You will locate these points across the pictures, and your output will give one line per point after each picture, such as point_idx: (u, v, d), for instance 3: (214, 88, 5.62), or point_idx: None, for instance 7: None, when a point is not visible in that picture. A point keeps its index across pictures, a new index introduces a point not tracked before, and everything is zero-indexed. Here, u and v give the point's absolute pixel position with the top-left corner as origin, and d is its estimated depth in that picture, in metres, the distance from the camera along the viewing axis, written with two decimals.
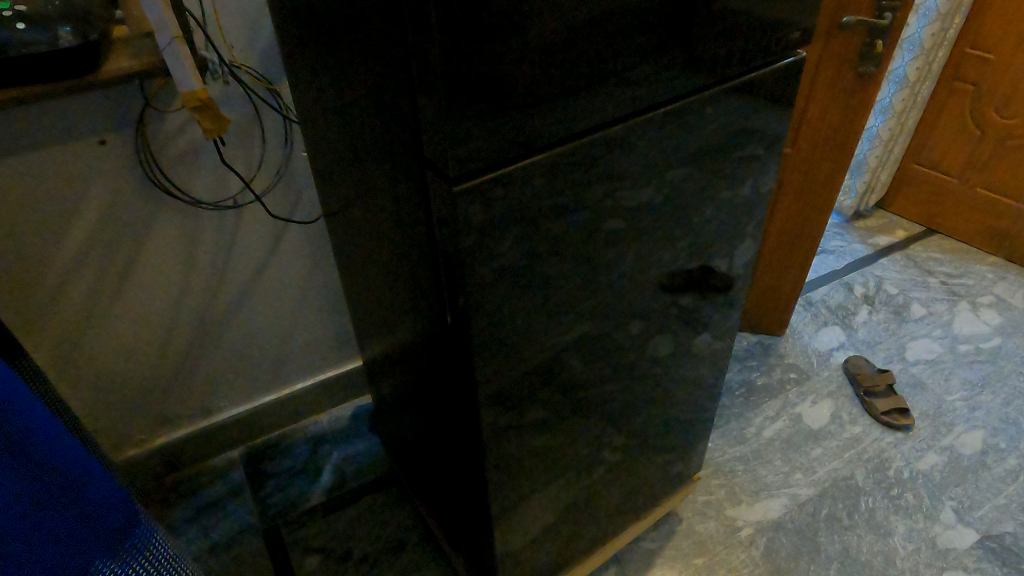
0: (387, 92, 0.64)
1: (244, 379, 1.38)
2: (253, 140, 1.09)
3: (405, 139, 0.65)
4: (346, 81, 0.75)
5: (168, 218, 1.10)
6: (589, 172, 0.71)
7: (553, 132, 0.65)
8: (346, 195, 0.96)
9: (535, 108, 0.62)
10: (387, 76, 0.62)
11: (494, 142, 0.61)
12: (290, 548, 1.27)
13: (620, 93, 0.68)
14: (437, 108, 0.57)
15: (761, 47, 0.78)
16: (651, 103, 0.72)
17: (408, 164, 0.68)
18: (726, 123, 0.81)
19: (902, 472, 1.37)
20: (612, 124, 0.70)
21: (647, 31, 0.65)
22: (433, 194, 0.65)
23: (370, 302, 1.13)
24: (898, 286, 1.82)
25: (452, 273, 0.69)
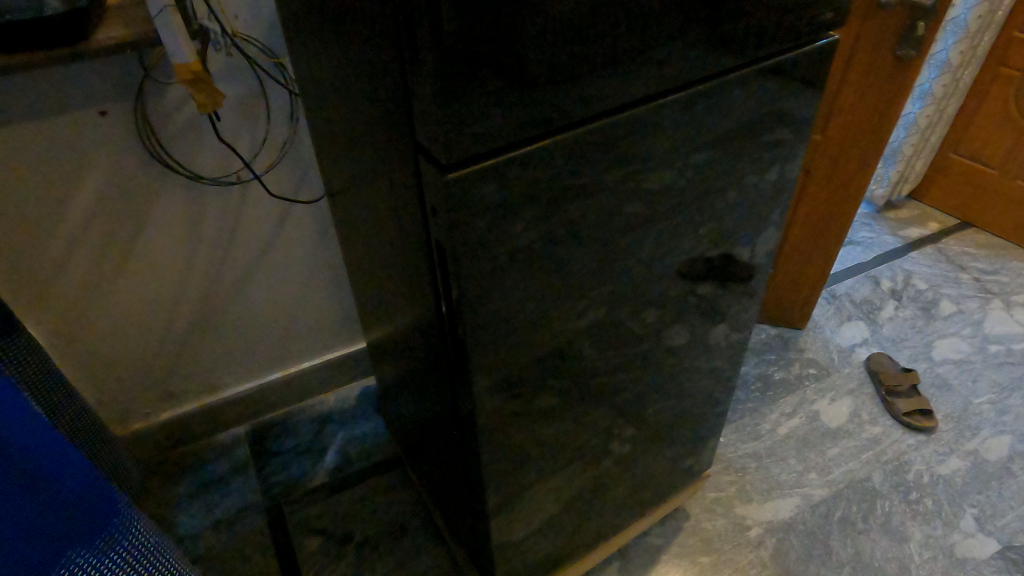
0: (385, 70, 0.60)
1: (251, 357, 1.37)
2: (258, 115, 1.06)
3: (401, 120, 0.62)
4: (344, 56, 0.71)
5: (170, 194, 1.07)
6: (597, 161, 0.66)
7: (558, 119, 0.61)
8: (348, 176, 0.93)
9: (536, 94, 0.57)
10: (383, 51, 0.58)
11: (493, 127, 0.57)
12: (291, 528, 1.27)
13: (634, 78, 0.63)
14: (428, 92, 0.53)
15: (791, 29, 0.72)
16: (667, 88, 0.67)
17: (405, 147, 0.64)
18: (748, 111, 0.76)
19: (922, 476, 1.32)
20: (623, 111, 0.65)
21: (665, 10, 0.60)
22: (427, 182, 0.61)
23: (373, 285, 1.10)
24: (927, 281, 1.75)
25: (448, 265, 0.66)
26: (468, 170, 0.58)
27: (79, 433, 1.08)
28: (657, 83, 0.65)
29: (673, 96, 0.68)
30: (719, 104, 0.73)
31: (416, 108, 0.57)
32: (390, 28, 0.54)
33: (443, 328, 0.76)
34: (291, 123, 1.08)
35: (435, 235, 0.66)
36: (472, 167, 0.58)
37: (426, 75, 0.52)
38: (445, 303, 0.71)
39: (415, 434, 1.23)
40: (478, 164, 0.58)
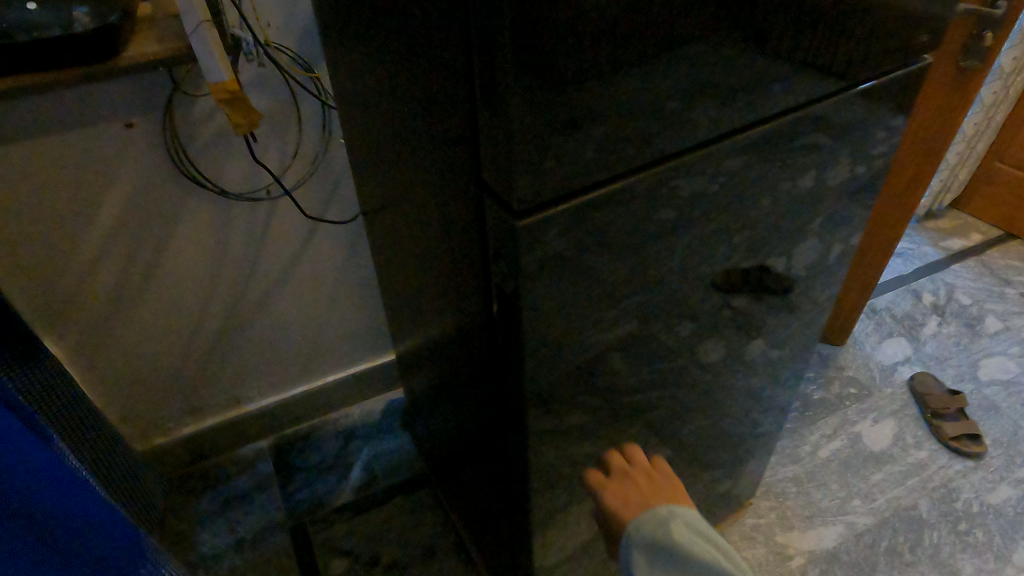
0: (446, 103, 0.56)
1: (277, 371, 1.34)
2: (290, 128, 1.01)
3: (461, 155, 0.57)
4: (391, 77, 0.67)
5: (197, 206, 1.03)
6: (668, 194, 0.61)
7: (631, 156, 0.56)
8: (386, 195, 0.88)
9: (614, 134, 0.53)
10: (446, 82, 0.54)
11: (567, 170, 0.53)
12: (317, 548, 1.23)
13: (710, 108, 0.58)
14: (505, 137, 0.49)
15: (874, 52, 0.67)
16: (743, 119, 0.62)
17: (463, 182, 0.60)
18: (826, 136, 0.70)
19: (971, 505, 1.27)
20: (694, 147, 0.61)
21: (752, 38, 0.55)
22: (491, 223, 0.58)
23: (407, 304, 1.05)
24: (971, 296, 1.69)
25: (509, 306, 0.62)
26: (542, 216, 0.54)
27: (100, 451, 1.05)
28: (733, 113, 0.61)
29: (745, 123, 0.63)
30: (792, 130, 0.67)
31: (485, 146, 0.52)
32: (462, 62, 0.50)
33: (495, 363, 0.71)
34: (324, 136, 1.04)
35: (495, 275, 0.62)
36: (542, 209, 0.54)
37: (504, 118, 0.48)
38: (500, 340, 0.66)
39: (446, 454, 1.19)
40: (548, 208, 0.54)
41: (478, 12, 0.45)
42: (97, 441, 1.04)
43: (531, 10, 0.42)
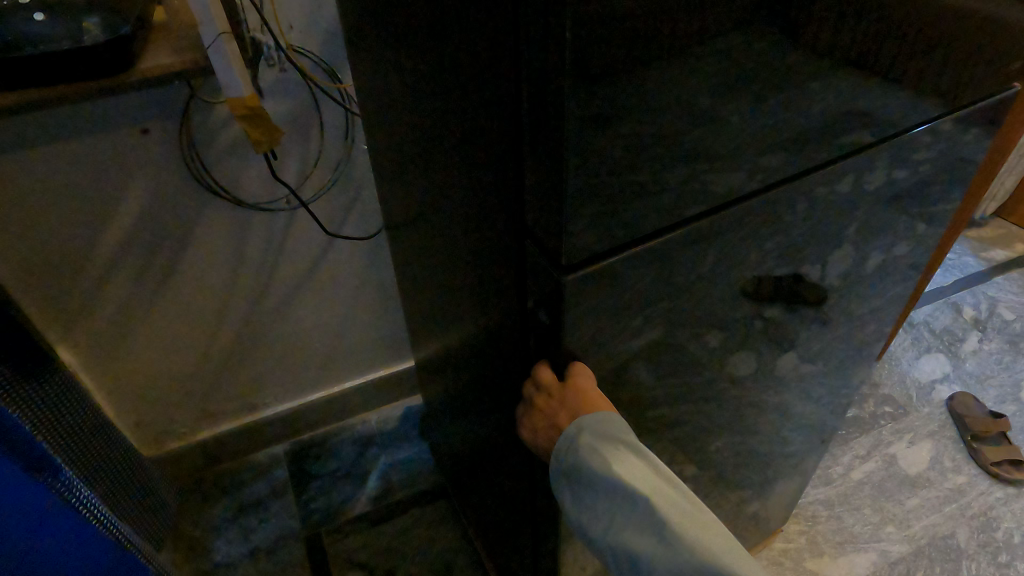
0: (488, 138, 0.51)
1: (296, 377, 1.31)
2: (311, 136, 0.97)
3: (502, 195, 0.53)
4: (423, 99, 0.62)
5: (214, 214, 1.00)
6: (728, 237, 0.56)
7: (690, 205, 0.51)
8: (410, 215, 0.83)
9: (676, 184, 0.48)
10: (490, 117, 0.50)
11: (617, 220, 0.48)
12: (331, 560, 1.20)
13: (780, 154, 0.53)
14: (555, 189, 0.45)
15: (972, 81, 0.60)
16: (817, 155, 0.56)
17: (503, 221, 0.56)
18: (898, 169, 0.64)
19: (1012, 535, 1.21)
20: (764, 189, 0.55)
21: (836, 68, 0.50)
22: (534, 269, 0.54)
23: (429, 319, 1.01)
24: (1015, 311, 1.63)
25: (548, 355, 0.58)
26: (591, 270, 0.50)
27: (112, 460, 1.02)
28: (804, 155, 0.55)
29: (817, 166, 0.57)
30: (868, 165, 0.61)
31: (529, 190, 0.48)
32: (512, 104, 0.46)
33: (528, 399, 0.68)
34: (347, 144, 1.00)
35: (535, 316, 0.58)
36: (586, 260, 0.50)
37: (553, 168, 0.43)
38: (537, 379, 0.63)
39: (464, 471, 1.15)
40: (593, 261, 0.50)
41: (532, 54, 0.40)
42: (106, 451, 1.01)
43: (592, 62, 0.38)
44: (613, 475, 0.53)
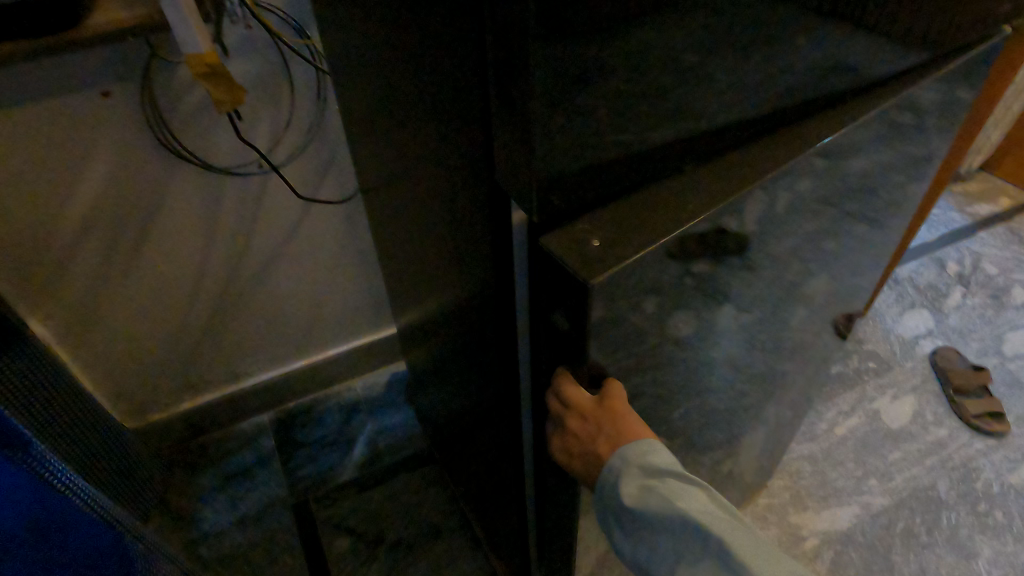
0: (456, 96, 0.49)
1: (278, 346, 1.29)
2: (281, 96, 0.94)
3: (472, 157, 0.51)
4: (389, 53, 0.60)
5: (185, 180, 0.97)
6: None
7: (667, 160, 0.49)
8: (384, 178, 0.81)
9: (653, 135, 0.45)
10: (457, 71, 0.47)
11: (593, 184, 0.45)
12: (320, 526, 1.20)
13: (759, 107, 0.51)
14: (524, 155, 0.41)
15: (953, 24, 0.59)
16: (799, 104, 0.54)
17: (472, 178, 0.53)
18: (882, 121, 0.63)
19: (991, 486, 1.23)
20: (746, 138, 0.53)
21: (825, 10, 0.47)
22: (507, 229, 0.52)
23: (408, 285, 1.00)
24: (998, 266, 1.63)
25: (527, 318, 0.57)
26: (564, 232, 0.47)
27: (91, 433, 1.01)
28: (783, 106, 0.53)
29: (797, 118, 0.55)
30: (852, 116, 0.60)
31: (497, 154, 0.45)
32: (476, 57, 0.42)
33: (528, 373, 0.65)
34: (319, 104, 0.97)
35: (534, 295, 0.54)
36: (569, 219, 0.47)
37: (520, 133, 0.40)
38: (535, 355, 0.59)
39: (449, 435, 1.15)
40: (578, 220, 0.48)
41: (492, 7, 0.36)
42: (84, 426, 1.00)
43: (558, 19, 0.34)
44: (676, 514, 0.50)
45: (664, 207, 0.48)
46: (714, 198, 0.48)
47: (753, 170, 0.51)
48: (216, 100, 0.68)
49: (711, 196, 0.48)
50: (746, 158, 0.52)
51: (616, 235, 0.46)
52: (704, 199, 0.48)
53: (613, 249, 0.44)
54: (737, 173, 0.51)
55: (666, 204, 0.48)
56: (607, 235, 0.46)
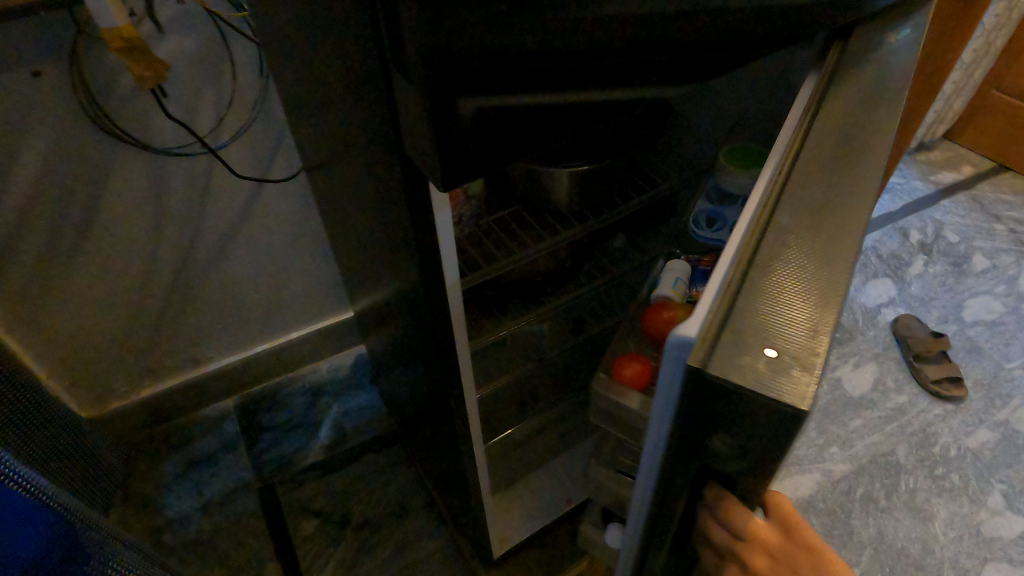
0: (355, 62, 0.47)
1: (237, 330, 1.28)
2: (221, 72, 0.92)
3: (379, 124, 0.49)
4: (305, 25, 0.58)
5: (126, 162, 0.94)
6: None
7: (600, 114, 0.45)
8: (321, 157, 0.79)
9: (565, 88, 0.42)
10: (356, 50, 0.45)
11: (535, 139, 0.45)
12: (286, 509, 1.20)
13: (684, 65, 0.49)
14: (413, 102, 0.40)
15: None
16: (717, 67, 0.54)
17: (385, 149, 0.52)
18: None
19: (949, 449, 1.25)
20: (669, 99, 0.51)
21: None
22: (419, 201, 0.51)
23: (358, 265, 0.98)
24: (959, 234, 1.65)
25: None
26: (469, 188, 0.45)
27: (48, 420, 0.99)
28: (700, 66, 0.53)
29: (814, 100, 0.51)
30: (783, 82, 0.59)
31: (405, 129, 0.44)
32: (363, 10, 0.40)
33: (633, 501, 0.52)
34: (261, 80, 0.95)
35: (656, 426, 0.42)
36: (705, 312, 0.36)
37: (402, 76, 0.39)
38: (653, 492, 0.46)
39: (410, 414, 1.15)
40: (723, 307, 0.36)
41: None
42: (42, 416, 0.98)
43: None
44: None
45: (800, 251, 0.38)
46: (843, 223, 0.40)
47: (856, 182, 0.43)
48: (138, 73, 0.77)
49: (838, 223, 0.40)
50: (830, 165, 0.44)
51: (801, 318, 0.35)
52: (828, 226, 0.40)
53: (817, 339, 0.34)
54: (837, 188, 0.42)
55: (801, 246, 0.39)
56: (791, 321, 0.35)
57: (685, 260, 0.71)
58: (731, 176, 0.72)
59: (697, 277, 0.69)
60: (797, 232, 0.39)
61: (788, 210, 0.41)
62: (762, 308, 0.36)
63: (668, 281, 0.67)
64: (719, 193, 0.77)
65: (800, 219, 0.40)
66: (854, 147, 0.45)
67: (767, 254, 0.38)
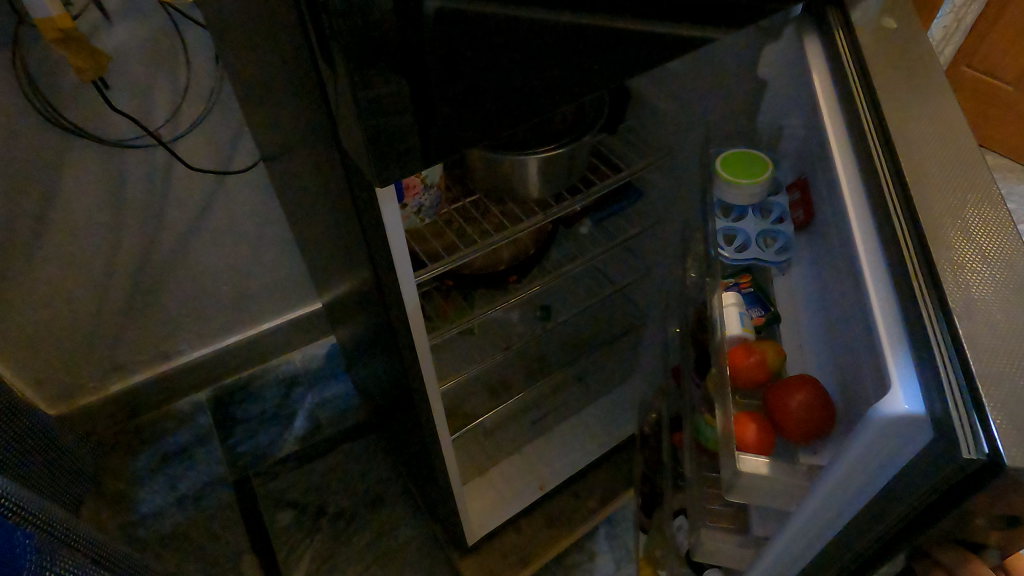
0: (291, 56, 0.46)
1: (205, 323, 1.26)
2: (174, 60, 0.90)
3: (317, 116, 0.48)
4: (241, 17, 0.56)
5: (79, 155, 0.92)
6: None
7: (523, 93, 0.46)
8: (276, 148, 0.78)
9: (490, 67, 0.43)
10: (292, 41, 0.44)
11: (463, 121, 0.45)
12: (261, 501, 1.20)
13: (619, 41, 0.49)
14: (337, 80, 0.39)
15: None
16: (660, 55, 0.53)
17: (327, 143, 0.51)
18: None
19: None
20: (603, 75, 0.51)
21: None
22: (365, 194, 0.50)
23: (320, 257, 0.97)
24: None
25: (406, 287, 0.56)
26: (399, 173, 0.45)
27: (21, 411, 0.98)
28: (646, 50, 0.52)
29: (871, 111, 0.51)
30: None
31: (341, 122, 0.43)
32: None
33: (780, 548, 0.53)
34: (217, 70, 0.93)
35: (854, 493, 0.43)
36: (941, 384, 0.36)
37: (324, 54, 0.39)
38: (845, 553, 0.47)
39: (383, 404, 1.14)
40: (962, 376, 0.35)
41: None
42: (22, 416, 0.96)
43: None
44: None
45: (982, 285, 0.38)
46: (1000, 249, 0.40)
47: (979, 201, 0.43)
48: (79, 68, 0.78)
49: (995, 249, 0.40)
50: (943, 187, 0.44)
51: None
52: (990, 253, 0.40)
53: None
54: (962, 210, 0.43)
55: (980, 280, 0.39)
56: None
57: (724, 287, 0.68)
58: (737, 189, 0.67)
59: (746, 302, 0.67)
60: (966, 266, 0.39)
61: (948, 244, 0.41)
62: (998, 362, 0.35)
63: (733, 320, 0.64)
64: (723, 204, 0.71)
65: (955, 250, 0.40)
66: (947, 164, 0.46)
67: (961, 298, 0.38)
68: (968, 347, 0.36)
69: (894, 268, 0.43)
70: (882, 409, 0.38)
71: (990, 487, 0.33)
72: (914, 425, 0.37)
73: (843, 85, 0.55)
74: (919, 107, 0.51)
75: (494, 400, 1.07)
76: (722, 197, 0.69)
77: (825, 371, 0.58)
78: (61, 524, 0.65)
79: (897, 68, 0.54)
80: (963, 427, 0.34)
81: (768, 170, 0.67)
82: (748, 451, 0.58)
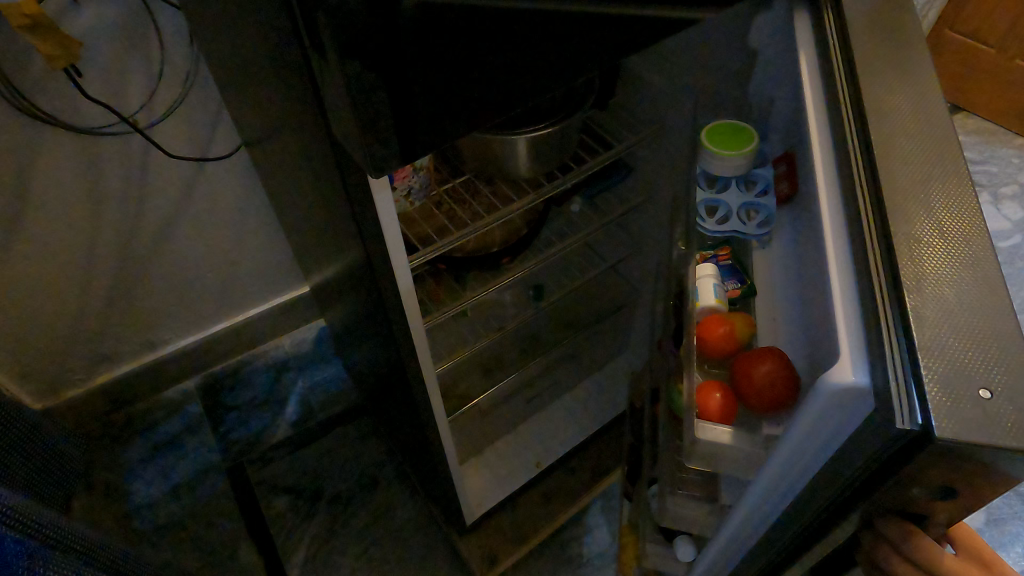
0: (275, 43, 0.44)
1: (191, 310, 1.24)
2: (149, 44, 0.87)
3: (305, 103, 0.46)
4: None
5: (53, 144, 0.89)
6: None
7: (519, 78, 0.45)
8: (258, 131, 0.76)
9: (485, 49, 0.42)
10: (276, 26, 0.42)
11: (456, 109, 0.44)
12: (256, 488, 1.19)
13: (611, 20, 0.48)
14: (326, 68, 0.38)
15: None
16: (648, 33, 0.52)
17: (313, 132, 0.49)
18: None
19: None
20: (601, 55, 0.49)
21: None
22: (356, 185, 0.49)
23: (306, 242, 0.95)
24: None
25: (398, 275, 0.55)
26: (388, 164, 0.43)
27: (16, 409, 0.97)
28: (636, 34, 0.51)
29: (849, 88, 0.50)
30: None
31: (332, 110, 0.42)
32: None
33: (739, 518, 0.53)
34: (193, 53, 0.90)
35: (805, 465, 0.43)
36: (885, 356, 0.36)
37: (312, 40, 0.37)
38: (795, 521, 0.47)
39: (375, 388, 1.13)
40: (906, 350, 0.35)
41: None
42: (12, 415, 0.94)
43: None
44: None
45: (936, 263, 0.38)
46: (962, 230, 0.40)
47: (950, 175, 0.43)
48: (49, 55, 0.75)
49: (959, 225, 0.40)
50: (915, 158, 0.44)
51: (981, 326, 0.35)
52: (947, 229, 0.40)
53: (1016, 368, 0.34)
54: (929, 191, 0.42)
55: (934, 257, 0.38)
56: (980, 350, 0.35)
57: (703, 259, 0.70)
58: (721, 160, 0.68)
59: (724, 274, 0.68)
60: (924, 240, 0.39)
61: (906, 214, 0.40)
62: (939, 337, 0.35)
63: (707, 292, 0.65)
64: (709, 176, 0.72)
65: (915, 227, 0.40)
66: (923, 138, 0.45)
67: (915, 273, 0.38)
68: (915, 321, 0.36)
69: (855, 240, 0.42)
70: (829, 380, 0.38)
71: (979, 471, 0.34)
72: (858, 397, 0.37)
73: (823, 57, 0.54)
74: (911, 78, 0.50)
75: (487, 379, 1.07)
76: (706, 167, 0.70)
77: (791, 344, 0.57)
78: (57, 531, 0.64)
79: (884, 41, 0.53)
80: (899, 399, 0.34)
81: (754, 144, 0.68)
82: (710, 418, 0.59)
